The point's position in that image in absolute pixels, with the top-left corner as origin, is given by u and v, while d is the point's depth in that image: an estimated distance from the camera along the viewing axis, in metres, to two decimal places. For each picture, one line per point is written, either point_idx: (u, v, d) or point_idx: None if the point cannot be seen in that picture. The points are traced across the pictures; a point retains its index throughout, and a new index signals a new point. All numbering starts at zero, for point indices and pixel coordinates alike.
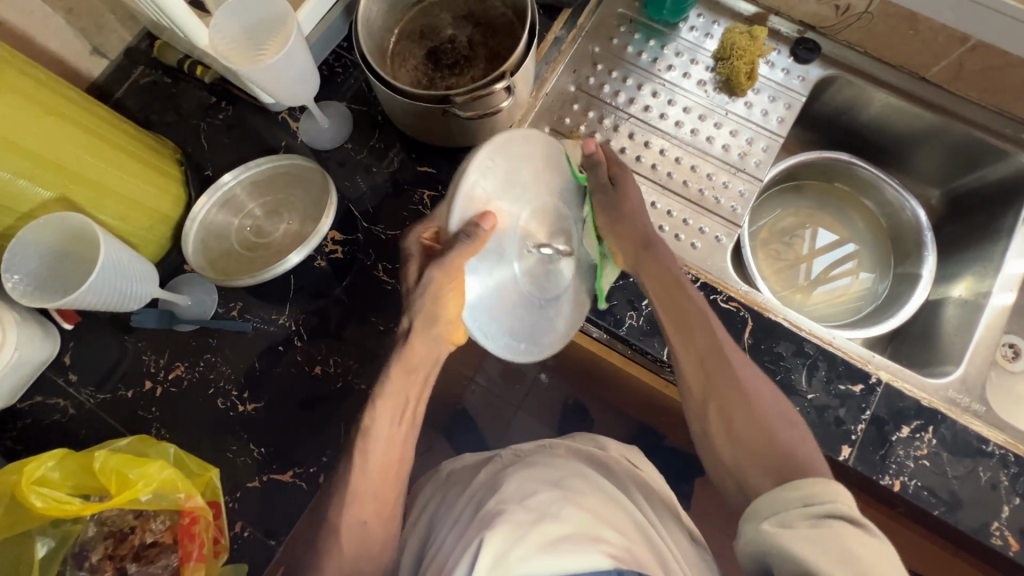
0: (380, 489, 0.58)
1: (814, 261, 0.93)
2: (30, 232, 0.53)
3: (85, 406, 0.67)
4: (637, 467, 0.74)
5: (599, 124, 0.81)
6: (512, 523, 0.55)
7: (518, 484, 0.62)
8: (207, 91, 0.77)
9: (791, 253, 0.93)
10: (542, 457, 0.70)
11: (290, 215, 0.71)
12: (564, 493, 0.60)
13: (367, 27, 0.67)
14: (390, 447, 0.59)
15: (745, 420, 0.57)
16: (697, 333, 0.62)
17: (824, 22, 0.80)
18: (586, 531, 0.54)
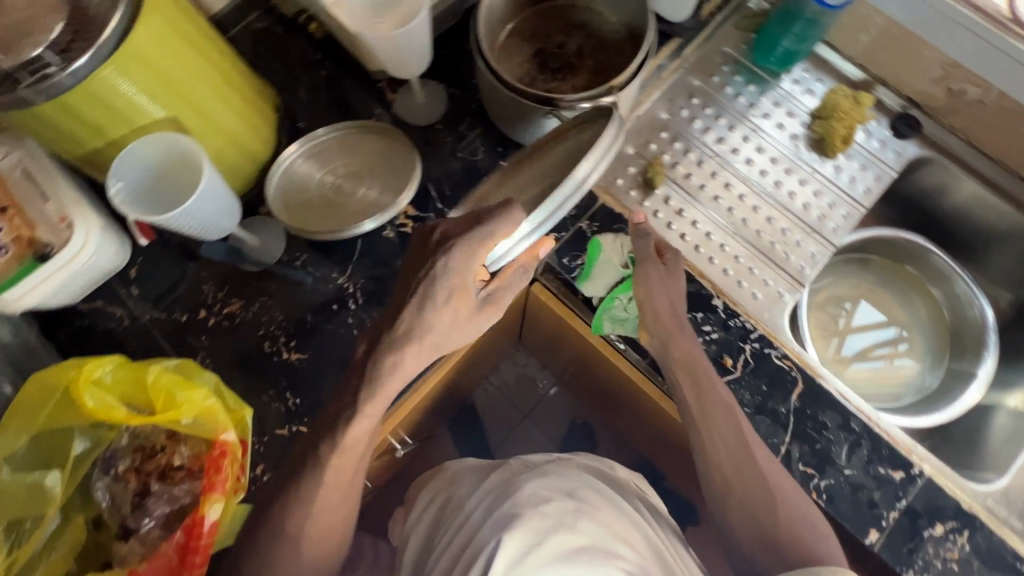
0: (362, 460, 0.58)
1: (864, 338, 0.91)
2: (143, 143, 0.55)
3: (140, 320, 0.69)
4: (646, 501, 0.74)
5: (683, 156, 0.81)
6: (530, 527, 0.57)
7: (535, 488, 0.62)
8: (314, 47, 0.79)
9: (841, 325, 0.91)
10: (554, 464, 0.69)
11: (370, 180, 0.72)
12: (579, 505, 0.61)
13: (487, 17, 0.68)
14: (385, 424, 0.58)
15: (757, 493, 0.59)
16: (710, 398, 0.62)
17: (931, 102, 0.79)
18: (601, 544, 0.57)
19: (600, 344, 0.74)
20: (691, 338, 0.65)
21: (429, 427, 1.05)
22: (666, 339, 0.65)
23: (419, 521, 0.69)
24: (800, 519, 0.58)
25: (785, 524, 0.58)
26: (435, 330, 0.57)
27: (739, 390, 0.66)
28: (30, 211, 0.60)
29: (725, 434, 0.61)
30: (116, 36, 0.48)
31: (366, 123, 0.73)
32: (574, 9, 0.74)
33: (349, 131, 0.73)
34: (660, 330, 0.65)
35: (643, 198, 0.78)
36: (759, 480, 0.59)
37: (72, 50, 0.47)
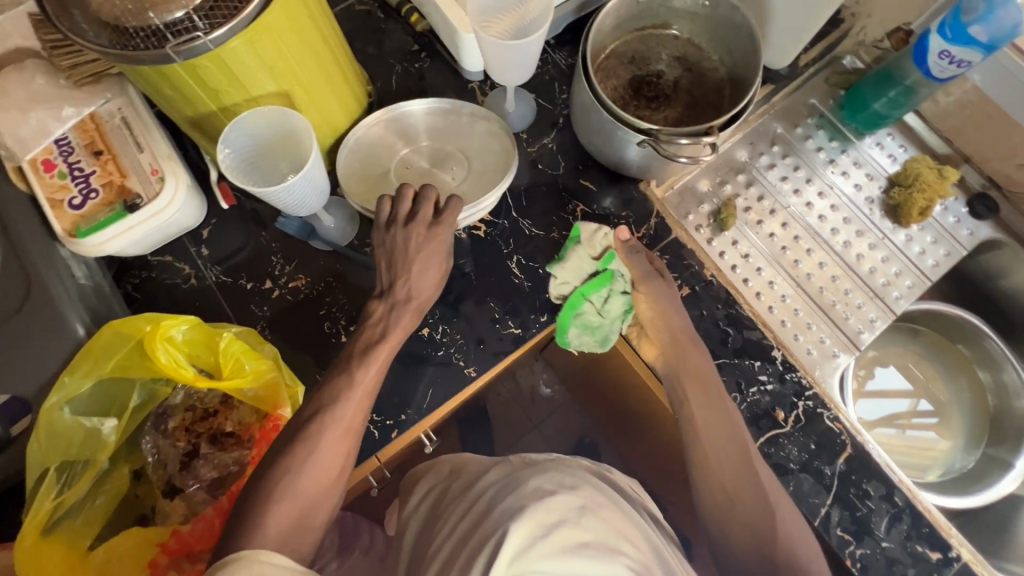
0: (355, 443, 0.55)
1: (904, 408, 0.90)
2: (252, 114, 0.56)
3: (206, 281, 0.69)
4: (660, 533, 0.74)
5: (757, 201, 0.81)
6: (537, 519, 0.55)
7: (540, 482, 0.61)
8: (412, 37, 0.79)
9: (881, 390, 0.90)
10: (554, 463, 0.65)
11: (459, 166, 0.71)
12: (583, 501, 0.59)
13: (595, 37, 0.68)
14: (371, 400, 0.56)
15: (748, 499, 0.58)
16: (709, 402, 0.62)
17: (1013, 187, 0.79)
18: (606, 542, 0.56)
19: (646, 374, 0.73)
20: (702, 352, 0.65)
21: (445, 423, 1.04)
22: (671, 340, 0.66)
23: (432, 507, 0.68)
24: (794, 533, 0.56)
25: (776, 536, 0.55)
26: (426, 296, 0.58)
27: (787, 445, 0.66)
28: (124, 159, 0.61)
29: (724, 440, 0.60)
30: (258, 10, 0.48)
31: (385, 114, 0.70)
32: (676, 41, 0.74)
33: (400, 117, 0.71)
34: (671, 336, 0.65)
35: (712, 236, 0.78)
36: (750, 485, 0.58)
37: (214, 16, 0.46)
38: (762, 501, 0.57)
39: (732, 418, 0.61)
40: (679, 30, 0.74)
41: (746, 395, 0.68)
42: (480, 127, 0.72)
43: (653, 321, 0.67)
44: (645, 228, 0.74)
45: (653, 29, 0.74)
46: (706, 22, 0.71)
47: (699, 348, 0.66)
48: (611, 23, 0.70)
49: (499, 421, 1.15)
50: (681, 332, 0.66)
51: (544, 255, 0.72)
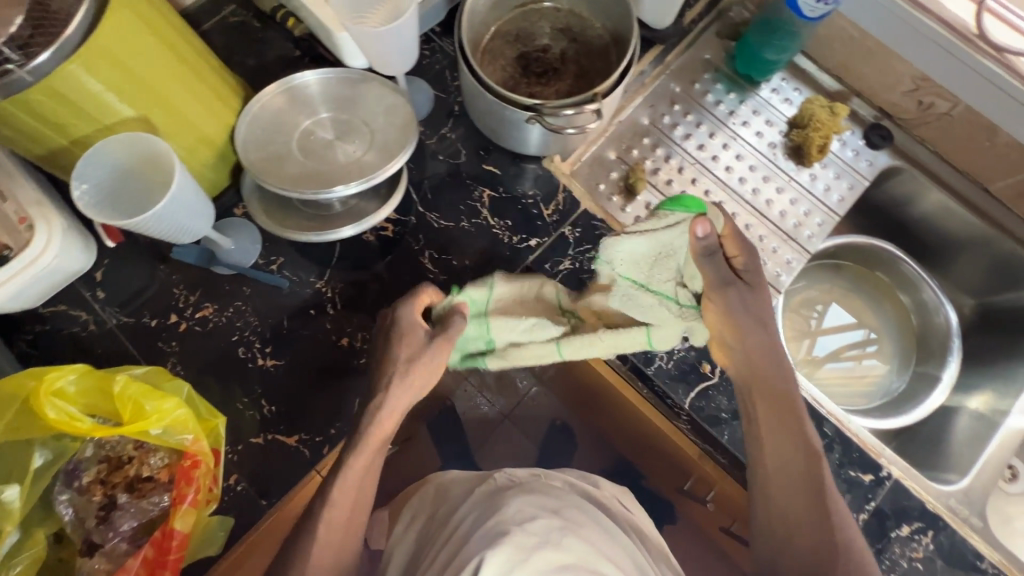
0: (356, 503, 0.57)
1: (838, 340, 0.93)
2: (108, 144, 0.53)
3: (106, 324, 0.66)
4: (626, 510, 0.75)
5: (664, 162, 0.81)
6: (514, 544, 0.56)
7: (518, 506, 0.63)
8: (292, 43, 0.77)
9: (814, 328, 0.93)
10: (538, 483, 0.70)
11: (361, 135, 0.69)
12: (564, 523, 0.61)
13: (471, 19, 0.67)
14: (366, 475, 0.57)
15: (806, 510, 0.59)
16: (777, 418, 0.62)
17: (903, 114, 0.82)
18: (587, 563, 0.57)
19: None
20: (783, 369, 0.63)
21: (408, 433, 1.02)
22: (753, 362, 0.62)
23: (422, 537, 0.70)
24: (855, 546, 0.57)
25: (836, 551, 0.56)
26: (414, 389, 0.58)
27: (716, 396, 0.68)
28: None
29: (798, 467, 0.60)
30: (81, 32, 0.46)
31: (281, 86, 0.68)
32: (559, 13, 0.74)
33: (305, 83, 0.69)
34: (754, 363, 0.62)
35: (625, 203, 0.78)
36: (811, 500, 0.59)
37: (32, 45, 0.44)
38: (824, 517, 0.58)
39: (808, 443, 0.60)
40: (558, 2, 0.73)
41: (672, 352, 0.70)
42: (387, 96, 0.70)
43: (724, 336, 0.62)
44: (554, 204, 0.73)
45: (533, 4, 0.73)
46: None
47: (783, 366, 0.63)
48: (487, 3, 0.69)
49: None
50: (758, 350, 0.62)
51: (457, 246, 0.71)
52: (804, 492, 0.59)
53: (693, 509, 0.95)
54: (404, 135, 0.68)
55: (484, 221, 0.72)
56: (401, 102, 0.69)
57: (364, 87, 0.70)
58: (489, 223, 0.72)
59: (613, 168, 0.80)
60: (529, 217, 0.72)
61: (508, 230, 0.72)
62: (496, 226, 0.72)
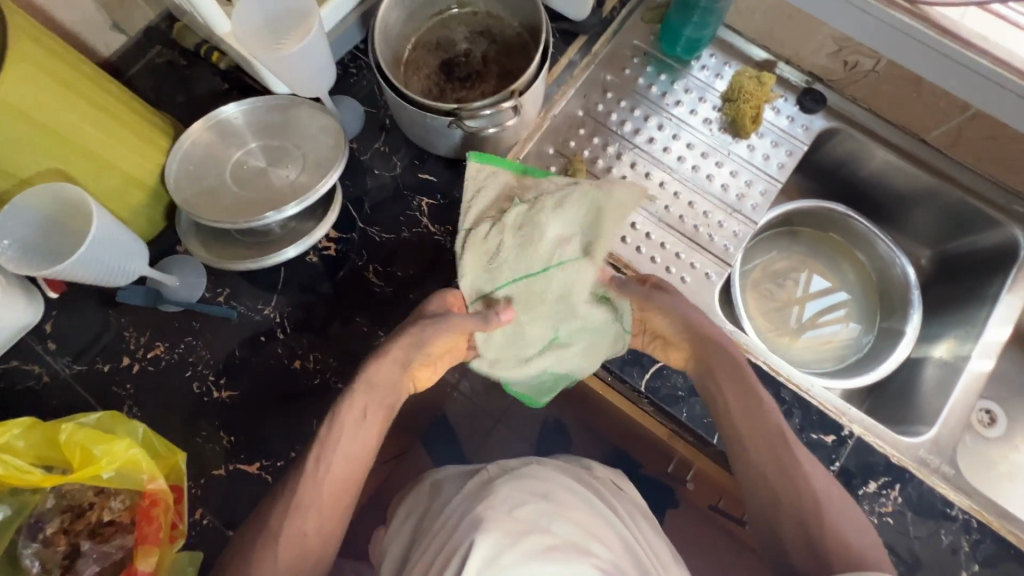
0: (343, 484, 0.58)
1: (805, 305, 0.93)
2: (27, 196, 0.54)
3: (59, 375, 0.66)
4: (622, 490, 0.75)
5: (603, 150, 0.82)
6: (503, 529, 0.59)
7: (508, 492, 0.65)
8: (220, 77, 0.78)
9: (780, 297, 0.93)
10: (530, 467, 0.71)
11: (293, 159, 0.69)
12: (551, 507, 0.64)
13: (385, 33, 0.68)
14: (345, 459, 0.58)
15: (776, 479, 0.59)
16: (734, 388, 0.63)
17: (832, 75, 0.83)
18: (576, 543, 0.60)
19: None
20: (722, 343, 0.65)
21: (399, 444, 1.02)
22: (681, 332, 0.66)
23: (403, 533, 0.71)
24: (830, 502, 0.56)
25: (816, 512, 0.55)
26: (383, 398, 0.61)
27: (672, 374, 0.69)
28: None
29: (761, 429, 0.60)
30: None
31: (209, 121, 0.69)
32: (476, 17, 0.75)
33: (234, 114, 0.70)
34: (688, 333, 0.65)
35: None
36: (780, 469, 0.59)
37: None
38: (796, 480, 0.57)
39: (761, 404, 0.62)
40: (474, 6, 0.74)
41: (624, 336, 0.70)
42: (315, 118, 0.71)
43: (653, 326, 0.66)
44: None
45: (449, 11, 0.74)
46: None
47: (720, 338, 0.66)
48: (401, 16, 0.70)
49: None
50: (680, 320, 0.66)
51: (402, 258, 0.71)
52: (771, 459, 0.59)
53: (685, 490, 0.94)
54: (334, 152, 0.68)
55: (425, 229, 0.72)
56: (329, 120, 0.70)
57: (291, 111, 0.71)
58: (430, 231, 0.72)
59: (553, 162, 0.80)
60: None
61: (451, 235, 0.72)
62: (438, 233, 0.72)
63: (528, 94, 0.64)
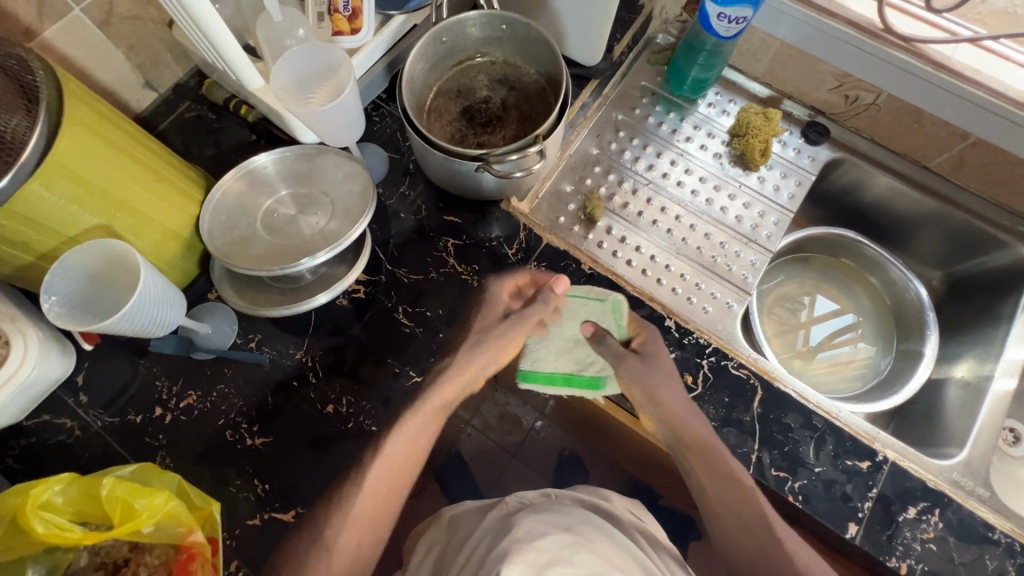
0: (397, 484, 0.64)
1: (814, 328, 0.95)
2: (75, 254, 0.56)
3: (91, 427, 0.66)
4: (640, 521, 0.75)
5: (618, 187, 0.84)
6: (529, 562, 0.57)
7: (530, 525, 0.64)
8: (248, 129, 0.81)
9: (791, 319, 0.95)
10: (549, 505, 0.70)
11: (322, 206, 0.71)
12: (576, 539, 0.62)
13: (410, 84, 0.72)
14: (398, 471, 0.64)
15: (750, 530, 0.64)
16: (711, 463, 0.65)
17: (834, 109, 0.87)
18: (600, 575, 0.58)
19: (569, 376, 0.75)
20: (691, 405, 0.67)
21: (420, 484, 1.01)
22: (667, 403, 0.66)
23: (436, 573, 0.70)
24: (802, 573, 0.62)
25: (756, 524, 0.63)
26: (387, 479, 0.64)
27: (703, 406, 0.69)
28: None
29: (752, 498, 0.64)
30: (36, 154, 0.48)
31: (239, 171, 0.71)
32: (494, 66, 0.78)
33: (262, 166, 0.72)
34: (679, 436, 0.66)
35: (586, 232, 0.81)
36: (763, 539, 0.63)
37: None
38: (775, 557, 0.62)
39: (739, 478, 0.64)
40: (492, 56, 0.78)
41: None
42: (342, 166, 0.73)
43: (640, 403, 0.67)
44: (516, 242, 0.76)
45: (470, 60, 0.78)
46: (513, 43, 0.75)
47: (705, 419, 0.66)
48: (427, 67, 0.74)
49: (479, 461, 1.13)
50: (667, 399, 0.66)
51: (429, 298, 0.73)
52: (752, 537, 0.64)
53: None
54: (362, 196, 0.70)
55: (451, 269, 0.74)
56: (355, 167, 0.72)
57: (318, 159, 0.73)
58: (457, 271, 0.74)
59: (571, 199, 0.83)
60: (495, 258, 0.75)
61: (477, 274, 0.74)
62: (463, 272, 0.74)
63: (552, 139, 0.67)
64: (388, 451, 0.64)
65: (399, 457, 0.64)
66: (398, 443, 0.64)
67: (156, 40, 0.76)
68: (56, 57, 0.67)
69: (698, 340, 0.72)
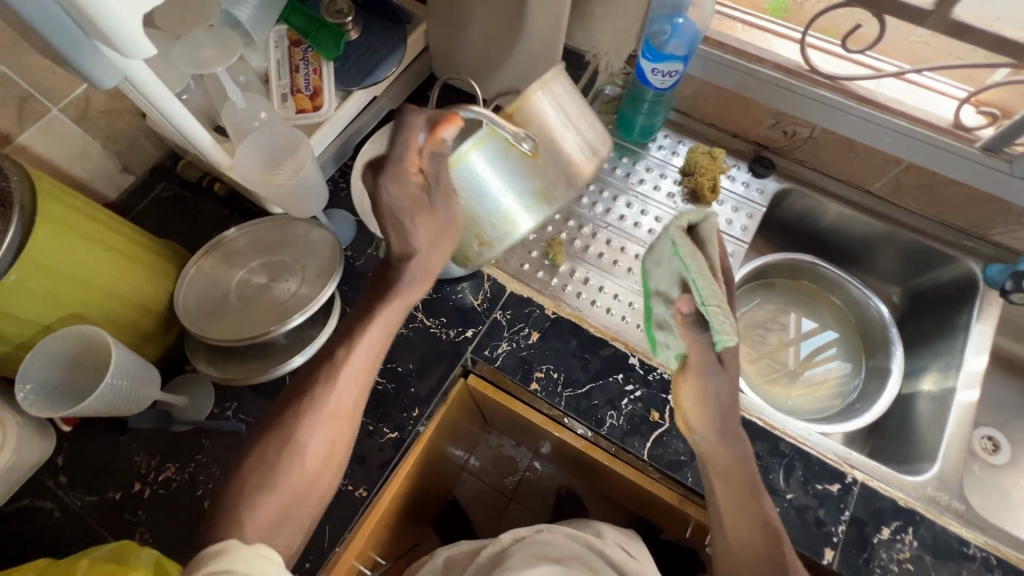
0: (328, 467, 0.59)
1: (802, 345, 0.98)
2: (52, 342, 0.59)
3: (70, 508, 0.67)
4: (633, 557, 0.72)
5: (579, 232, 0.88)
6: None
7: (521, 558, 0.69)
8: (221, 204, 0.85)
9: (777, 340, 0.98)
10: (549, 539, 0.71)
11: (291, 272, 0.74)
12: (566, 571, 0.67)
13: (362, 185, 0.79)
14: (333, 428, 0.58)
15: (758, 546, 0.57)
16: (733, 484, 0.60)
17: (776, 144, 0.92)
18: None
19: (544, 419, 0.77)
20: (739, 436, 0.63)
21: (414, 536, 1.01)
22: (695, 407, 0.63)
23: None
24: None
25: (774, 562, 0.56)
26: (313, 457, 0.57)
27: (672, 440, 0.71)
28: None
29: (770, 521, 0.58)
30: (12, 254, 0.52)
31: (211, 247, 0.75)
32: None
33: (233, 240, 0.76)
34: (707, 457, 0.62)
35: (550, 277, 0.84)
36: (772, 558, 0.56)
37: None
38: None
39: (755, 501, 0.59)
40: None
41: (620, 408, 0.73)
42: (310, 233, 0.77)
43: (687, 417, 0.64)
44: (482, 293, 0.79)
45: None
46: None
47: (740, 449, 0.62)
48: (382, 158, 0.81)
49: (474, 508, 1.12)
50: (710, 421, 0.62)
51: (400, 353, 0.75)
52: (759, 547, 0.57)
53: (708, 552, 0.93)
54: (330, 258, 0.74)
55: (420, 323, 0.77)
56: (322, 232, 0.76)
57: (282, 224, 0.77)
58: (426, 324, 0.77)
59: (534, 244, 0.86)
60: (461, 310, 0.78)
61: (445, 326, 0.77)
62: (432, 325, 0.77)
63: (548, 136, 0.54)
64: (316, 426, 0.57)
65: (321, 422, 0.58)
66: (324, 421, 0.58)
67: (131, 129, 0.81)
68: (31, 157, 0.71)
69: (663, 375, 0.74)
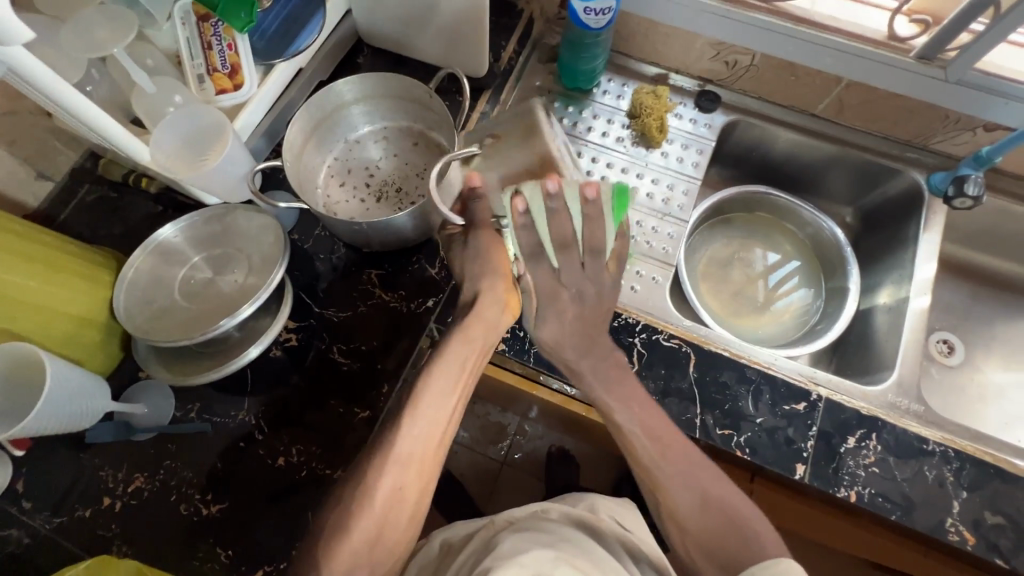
0: (416, 498, 0.56)
1: (769, 277, 0.99)
2: None
3: (40, 533, 0.65)
4: (626, 530, 0.70)
5: None
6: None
7: (511, 542, 0.61)
8: (152, 201, 0.80)
9: (743, 276, 0.99)
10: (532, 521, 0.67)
11: (237, 263, 0.71)
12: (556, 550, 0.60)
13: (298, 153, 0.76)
14: (420, 454, 0.57)
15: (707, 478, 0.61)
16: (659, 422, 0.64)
17: (719, 76, 0.90)
18: None
19: (518, 379, 0.77)
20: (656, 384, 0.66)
21: None
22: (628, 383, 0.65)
23: None
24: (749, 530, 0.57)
25: (731, 515, 0.58)
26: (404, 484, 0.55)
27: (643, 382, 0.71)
28: None
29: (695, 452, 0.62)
30: None
31: (147, 247, 0.70)
32: (394, 133, 0.82)
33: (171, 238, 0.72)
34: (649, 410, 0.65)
35: None
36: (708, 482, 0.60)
37: None
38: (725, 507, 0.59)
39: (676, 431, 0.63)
40: (387, 122, 0.82)
41: None
42: (252, 220, 0.73)
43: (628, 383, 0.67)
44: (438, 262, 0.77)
45: (363, 130, 0.82)
46: (425, 115, 0.79)
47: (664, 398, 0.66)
48: (320, 133, 0.78)
49: (467, 478, 1.13)
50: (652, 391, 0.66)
51: (361, 332, 0.73)
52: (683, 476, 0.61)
53: None
54: (275, 242, 0.70)
55: (379, 299, 0.75)
56: (264, 215, 0.72)
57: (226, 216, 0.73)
58: (385, 300, 0.75)
59: None
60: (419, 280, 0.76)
61: (405, 299, 0.75)
62: (391, 300, 0.75)
63: None
64: (401, 452, 0.56)
65: (405, 453, 0.56)
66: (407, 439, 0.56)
67: (38, 131, 0.75)
68: None
69: (628, 320, 0.75)
